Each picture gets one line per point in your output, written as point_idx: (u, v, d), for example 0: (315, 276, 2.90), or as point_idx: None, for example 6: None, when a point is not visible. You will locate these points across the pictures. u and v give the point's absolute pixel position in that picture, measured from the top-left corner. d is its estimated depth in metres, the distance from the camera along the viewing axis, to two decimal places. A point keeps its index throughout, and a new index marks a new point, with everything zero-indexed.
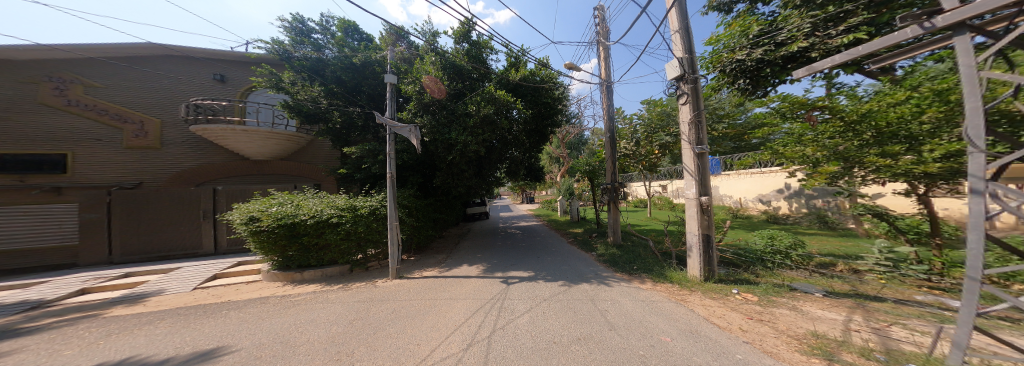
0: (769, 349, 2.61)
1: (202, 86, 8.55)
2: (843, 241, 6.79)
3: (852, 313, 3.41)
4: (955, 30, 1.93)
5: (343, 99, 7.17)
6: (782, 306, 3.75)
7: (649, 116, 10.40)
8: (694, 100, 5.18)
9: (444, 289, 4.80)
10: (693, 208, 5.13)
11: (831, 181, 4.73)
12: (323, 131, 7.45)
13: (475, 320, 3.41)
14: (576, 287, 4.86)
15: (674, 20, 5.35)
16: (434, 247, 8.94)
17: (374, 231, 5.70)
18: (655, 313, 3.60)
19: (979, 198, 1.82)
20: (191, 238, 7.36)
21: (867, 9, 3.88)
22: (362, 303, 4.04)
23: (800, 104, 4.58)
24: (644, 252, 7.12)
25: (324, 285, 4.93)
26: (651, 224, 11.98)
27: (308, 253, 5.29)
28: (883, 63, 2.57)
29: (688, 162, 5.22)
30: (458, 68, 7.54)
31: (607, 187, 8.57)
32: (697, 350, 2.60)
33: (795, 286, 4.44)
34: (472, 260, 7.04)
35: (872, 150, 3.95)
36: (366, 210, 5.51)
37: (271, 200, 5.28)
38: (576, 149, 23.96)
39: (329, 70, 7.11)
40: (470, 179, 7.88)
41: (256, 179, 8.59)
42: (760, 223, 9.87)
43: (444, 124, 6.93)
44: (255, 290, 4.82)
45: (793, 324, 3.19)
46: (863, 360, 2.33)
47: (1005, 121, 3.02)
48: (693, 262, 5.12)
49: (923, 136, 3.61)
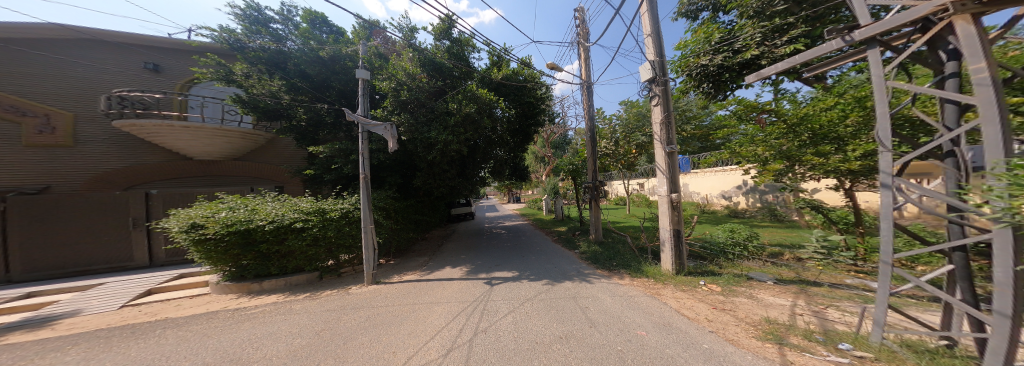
0: (731, 337, 2.82)
1: (130, 76, 7.69)
2: (788, 232, 7.53)
3: (797, 297, 3.77)
4: (868, 44, 2.25)
5: (310, 95, 6.79)
6: (742, 295, 4.06)
7: (626, 117, 10.93)
8: (666, 101, 5.44)
9: (426, 292, 4.71)
10: (665, 205, 5.42)
11: (778, 178, 5.14)
12: (285, 128, 6.96)
13: (457, 323, 3.40)
14: (559, 285, 4.98)
15: (646, 25, 5.57)
16: (414, 250, 8.76)
17: (345, 236, 5.40)
18: (633, 308, 3.76)
19: (887, 191, 2.08)
20: (120, 250, 6.64)
21: (807, 22, 4.33)
22: (331, 312, 3.85)
23: (752, 107, 5.03)
24: (624, 248, 7.42)
25: (288, 295, 4.62)
26: (630, 221, 12.52)
27: (269, 260, 4.97)
28: (816, 71, 2.87)
29: (660, 161, 5.48)
30: (437, 65, 7.38)
31: (590, 185, 8.79)
32: (670, 343, 2.74)
33: (751, 275, 4.82)
34: (456, 262, 6.96)
35: (809, 150, 4.36)
36: (337, 214, 5.23)
37: (218, 205, 4.86)
38: (561, 148, 24.54)
39: (290, 62, 6.71)
40: (453, 179, 7.83)
41: (203, 181, 8.02)
42: (722, 218, 10.64)
43: (426, 122, 6.88)
44: (202, 304, 4.42)
45: (750, 311, 3.47)
46: (807, 342, 2.58)
47: (908, 125, 3.47)
48: (666, 256, 5.42)
49: (847, 137, 4.08)
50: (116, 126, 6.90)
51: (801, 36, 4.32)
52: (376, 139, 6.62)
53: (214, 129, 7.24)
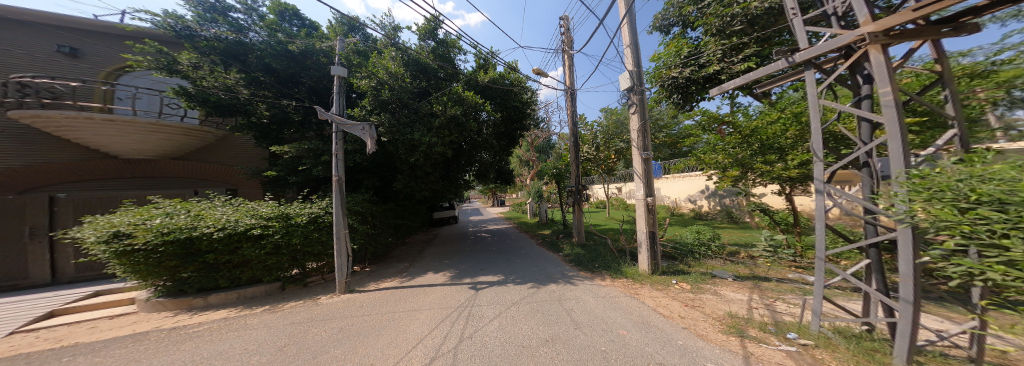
0: (701, 332, 3.00)
1: (37, 60, 6.39)
2: (742, 232, 8.19)
3: (752, 292, 4.09)
4: (805, 66, 2.52)
5: (275, 90, 6.35)
6: (707, 292, 4.34)
7: (607, 124, 11.32)
8: (642, 110, 5.74)
9: (406, 300, 4.58)
10: (641, 208, 5.69)
11: (734, 183, 5.57)
12: (243, 125, 6.41)
13: (441, 331, 3.33)
14: (544, 288, 5.04)
15: (625, 37, 5.87)
16: (393, 255, 8.47)
17: (313, 243, 5.02)
18: (613, 308, 3.89)
19: (822, 196, 2.34)
20: (16, 265, 5.86)
21: (757, 42, 4.80)
22: (296, 325, 3.62)
23: (714, 118, 5.43)
24: (604, 250, 7.65)
25: (242, 309, 4.13)
26: (609, 224, 12.97)
27: (216, 272, 4.36)
28: (765, 87, 3.17)
29: (637, 166, 5.74)
30: (422, 66, 7.32)
31: (573, 189, 9.00)
32: (649, 341, 2.86)
33: (715, 272, 5.15)
34: (439, 267, 6.83)
35: (758, 158, 4.78)
36: (305, 220, 4.83)
37: (149, 210, 4.13)
38: (546, 153, 24.99)
39: (252, 55, 6.25)
40: (437, 183, 7.68)
41: (131, 183, 6.98)
42: (689, 220, 11.32)
43: (408, 123, 6.72)
44: (128, 325, 3.72)
45: (716, 307, 3.72)
46: (763, 333, 2.81)
47: (832, 139, 3.94)
48: (642, 257, 5.66)
49: (788, 148, 4.56)
50: (11, 116, 5.73)
51: (753, 55, 4.80)
52: (352, 140, 6.34)
53: (147, 125, 6.24)
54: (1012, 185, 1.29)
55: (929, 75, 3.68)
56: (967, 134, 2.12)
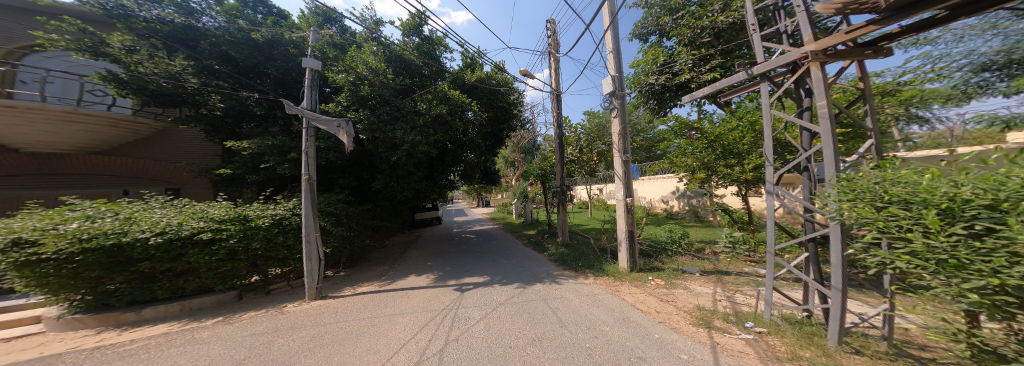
0: (674, 325, 3.12)
1: None
2: (705, 230, 8.73)
3: (716, 285, 4.32)
4: (760, 78, 2.67)
5: (233, 80, 5.86)
6: (678, 286, 4.50)
7: (590, 127, 11.45)
8: (623, 114, 5.85)
9: (387, 304, 4.34)
10: (621, 208, 5.80)
11: (701, 184, 5.76)
12: (189, 117, 5.82)
13: (425, 334, 3.18)
14: (530, 288, 4.98)
15: (609, 43, 6.00)
16: (372, 258, 8.15)
17: (276, 248, 4.59)
18: (596, 305, 3.93)
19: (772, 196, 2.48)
20: None
21: (722, 55, 5.11)
22: (259, 336, 3.24)
23: (684, 124, 5.68)
24: (588, 249, 7.77)
25: (186, 322, 3.65)
26: (591, 224, 13.25)
27: (153, 282, 3.81)
28: (729, 97, 3.33)
29: (618, 167, 5.87)
30: (406, 62, 7.17)
31: (557, 190, 9.06)
32: (629, 336, 2.91)
33: (684, 268, 5.34)
34: (422, 270, 6.61)
35: (720, 161, 5.11)
36: (266, 223, 4.41)
37: (64, 213, 3.48)
38: (530, 154, 25.30)
39: (206, 41, 5.70)
40: (420, 182, 7.36)
41: (46, 181, 6.27)
42: (661, 219, 11.84)
43: (389, 121, 6.41)
44: (33, 348, 3.12)
45: (686, 301, 3.85)
46: (728, 325, 2.97)
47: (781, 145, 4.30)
48: (622, 255, 5.79)
49: (744, 153, 4.91)
50: None
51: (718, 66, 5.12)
52: (325, 135, 5.97)
53: (60, 113, 5.37)
54: (911, 187, 1.51)
55: (850, 92, 4.57)
56: (880, 145, 2.32)
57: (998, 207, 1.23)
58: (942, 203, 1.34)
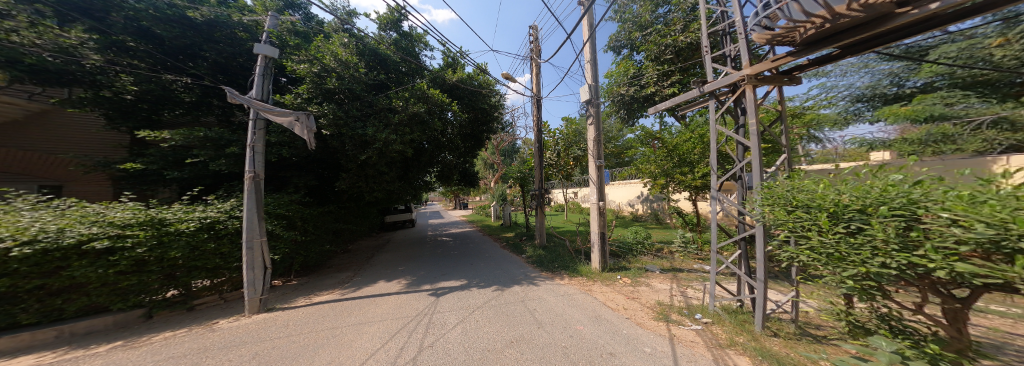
0: (640, 320, 3.39)
1: None
2: (663, 231, 9.49)
3: (676, 283, 4.68)
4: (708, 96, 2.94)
5: (154, 60, 5.03)
6: (642, 284, 4.80)
7: (567, 132, 11.61)
8: (598, 122, 6.08)
9: (352, 313, 4.03)
10: (595, 211, 5.97)
11: (662, 189, 6.16)
12: (85, 98, 4.98)
13: (397, 342, 3.03)
14: (508, 290, 4.95)
15: (587, 53, 6.28)
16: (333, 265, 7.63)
17: (203, 256, 3.80)
18: (571, 305, 4.03)
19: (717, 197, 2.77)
20: None
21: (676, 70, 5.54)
22: (188, 356, 2.76)
23: (648, 134, 6.15)
24: (564, 251, 7.92)
25: (67, 351, 2.79)
26: (567, 226, 13.59)
27: (11, 305, 2.74)
28: (685, 112, 3.61)
29: (592, 173, 6.02)
30: (381, 57, 6.92)
31: (536, 192, 9.18)
32: (601, 333, 3.08)
33: (645, 267, 5.75)
34: (392, 275, 6.33)
35: (677, 168, 5.71)
36: (190, 228, 3.61)
37: None
38: (510, 156, 25.68)
39: (117, 12, 4.74)
40: (393, 183, 7.01)
41: None
42: (628, 222, 12.53)
43: (361, 118, 6.13)
44: None
45: (648, 296, 4.22)
46: (685, 319, 3.32)
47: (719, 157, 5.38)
48: (595, 256, 5.94)
49: (694, 161, 5.59)
50: None
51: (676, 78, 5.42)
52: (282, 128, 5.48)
53: None
54: (810, 194, 1.73)
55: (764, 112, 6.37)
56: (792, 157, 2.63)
57: (866, 211, 1.43)
58: (830, 208, 1.54)
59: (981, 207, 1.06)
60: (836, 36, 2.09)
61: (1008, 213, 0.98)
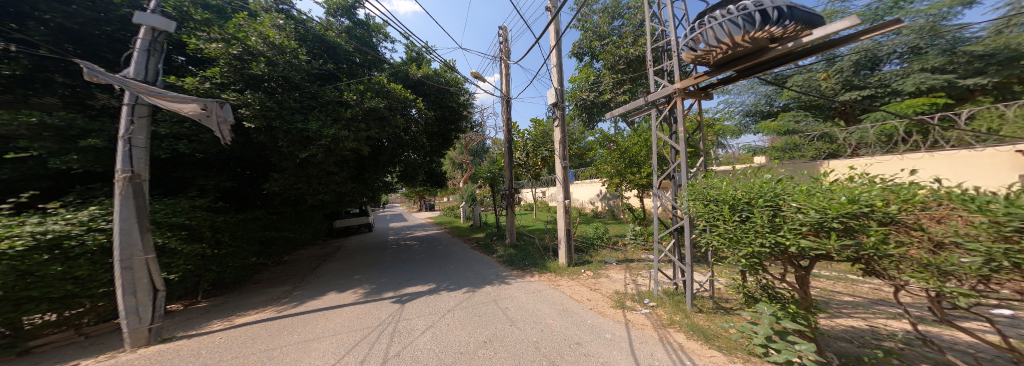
0: (600, 309, 3.99)
1: None
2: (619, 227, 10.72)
3: (635, 276, 5.42)
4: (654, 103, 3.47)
5: None
6: (601, 276, 5.61)
7: (534, 133, 11.94)
8: (562, 125, 6.50)
9: (291, 331, 3.72)
10: (561, 209, 6.42)
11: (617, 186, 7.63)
12: None
13: (355, 355, 2.96)
14: (480, 291, 5.10)
15: (552, 58, 6.62)
16: (263, 280, 6.88)
17: (43, 284, 2.80)
18: (541, 301, 4.43)
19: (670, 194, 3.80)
20: None
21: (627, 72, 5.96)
22: None
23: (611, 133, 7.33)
24: (533, 249, 8.23)
25: None
26: (535, 224, 14.28)
27: None
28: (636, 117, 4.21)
29: (559, 173, 6.44)
30: (331, 45, 6.66)
31: (506, 193, 9.46)
32: (569, 324, 3.52)
33: (605, 260, 6.59)
34: (343, 286, 6.01)
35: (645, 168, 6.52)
36: (16, 248, 2.57)
37: None
38: (479, 156, 26.37)
39: None
40: (342, 184, 6.64)
41: None
42: (589, 218, 13.64)
43: (301, 110, 5.72)
44: None
45: (606, 287, 4.96)
46: (635, 304, 4.07)
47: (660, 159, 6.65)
48: (562, 253, 6.38)
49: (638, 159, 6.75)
50: None
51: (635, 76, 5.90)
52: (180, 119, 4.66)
53: None
54: (720, 190, 2.70)
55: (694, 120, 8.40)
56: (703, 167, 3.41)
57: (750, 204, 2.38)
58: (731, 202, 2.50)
59: (813, 199, 1.97)
60: (735, 62, 2.82)
61: (828, 203, 1.87)
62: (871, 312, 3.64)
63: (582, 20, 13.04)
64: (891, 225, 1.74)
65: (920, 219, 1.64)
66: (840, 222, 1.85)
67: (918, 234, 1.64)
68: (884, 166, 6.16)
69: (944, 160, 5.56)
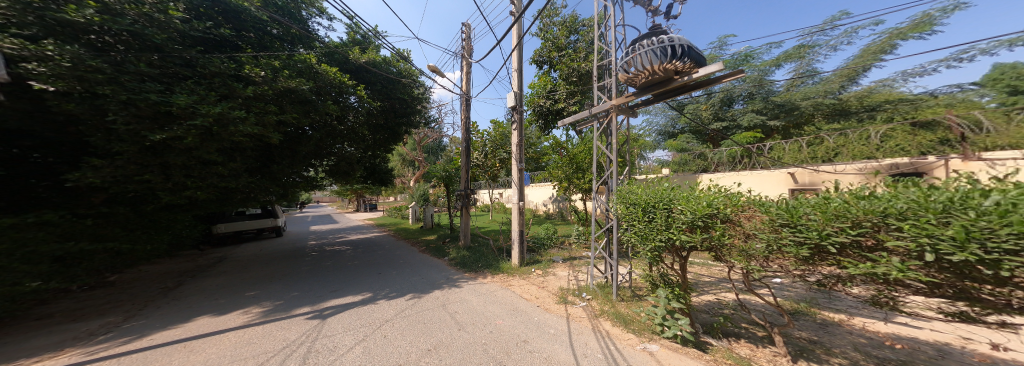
0: (548, 306, 5.11)
1: None
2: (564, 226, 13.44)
3: (578, 272, 6.99)
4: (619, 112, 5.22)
5: None
6: (551, 273, 7.06)
7: (494, 134, 12.01)
8: (520, 128, 7.75)
9: (400, 338, 3.90)
10: (517, 209, 7.65)
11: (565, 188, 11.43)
12: None
13: (499, 344, 3.67)
14: (427, 296, 5.73)
15: (514, 61, 7.73)
16: (56, 314, 4.86)
17: None
18: (490, 302, 5.34)
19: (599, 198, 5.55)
20: None
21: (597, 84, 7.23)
22: None
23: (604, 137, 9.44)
24: (486, 251, 9.25)
25: None
26: (491, 226, 15.19)
27: None
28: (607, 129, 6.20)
29: (515, 175, 7.61)
30: (237, 12, 6.08)
31: (463, 193, 10.21)
32: (518, 323, 4.41)
33: (552, 258, 8.39)
34: (244, 303, 5.51)
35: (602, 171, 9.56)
36: None
37: None
38: (435, 154, 26.27)
39: None
40: (239, 180, 5.70)
41: None
42: (542, 220, 15.38)
43: (158, 78, 4.55)
44: None
45: (553, 284, 6.34)
46: (584, 299, 5.32)
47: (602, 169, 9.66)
48: (516, 254, 7.69)
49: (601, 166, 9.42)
50: None
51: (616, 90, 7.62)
52: (176, 103, 4.19)
53: None
54: (645, 196, 3.53)
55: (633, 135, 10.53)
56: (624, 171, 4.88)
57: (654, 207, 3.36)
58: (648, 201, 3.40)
59: (689, 203, 2.90)
60: (653, 87, 4.25)
61: (696, 206, 2.81)
62: (719, 288, 6.31)
63: (542, 30, 14.07)
64: (727, 222, 2.71)
65: (740, 218, 2.60)
66: (703, 220, 2.80)
67: (738, 229, 2.61)
68: (726, 178, 8.84)
69: (755, 177, 8.10)
